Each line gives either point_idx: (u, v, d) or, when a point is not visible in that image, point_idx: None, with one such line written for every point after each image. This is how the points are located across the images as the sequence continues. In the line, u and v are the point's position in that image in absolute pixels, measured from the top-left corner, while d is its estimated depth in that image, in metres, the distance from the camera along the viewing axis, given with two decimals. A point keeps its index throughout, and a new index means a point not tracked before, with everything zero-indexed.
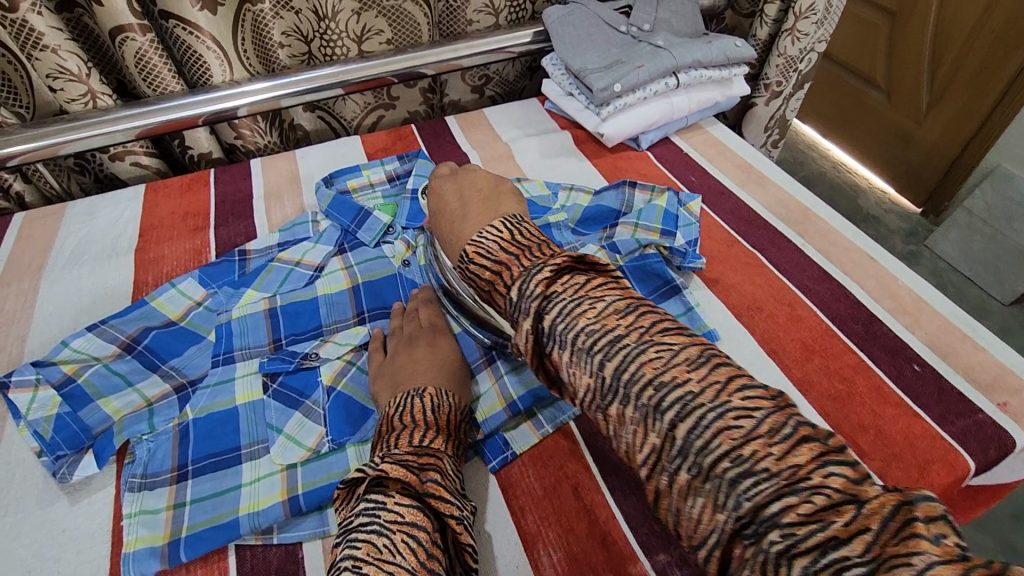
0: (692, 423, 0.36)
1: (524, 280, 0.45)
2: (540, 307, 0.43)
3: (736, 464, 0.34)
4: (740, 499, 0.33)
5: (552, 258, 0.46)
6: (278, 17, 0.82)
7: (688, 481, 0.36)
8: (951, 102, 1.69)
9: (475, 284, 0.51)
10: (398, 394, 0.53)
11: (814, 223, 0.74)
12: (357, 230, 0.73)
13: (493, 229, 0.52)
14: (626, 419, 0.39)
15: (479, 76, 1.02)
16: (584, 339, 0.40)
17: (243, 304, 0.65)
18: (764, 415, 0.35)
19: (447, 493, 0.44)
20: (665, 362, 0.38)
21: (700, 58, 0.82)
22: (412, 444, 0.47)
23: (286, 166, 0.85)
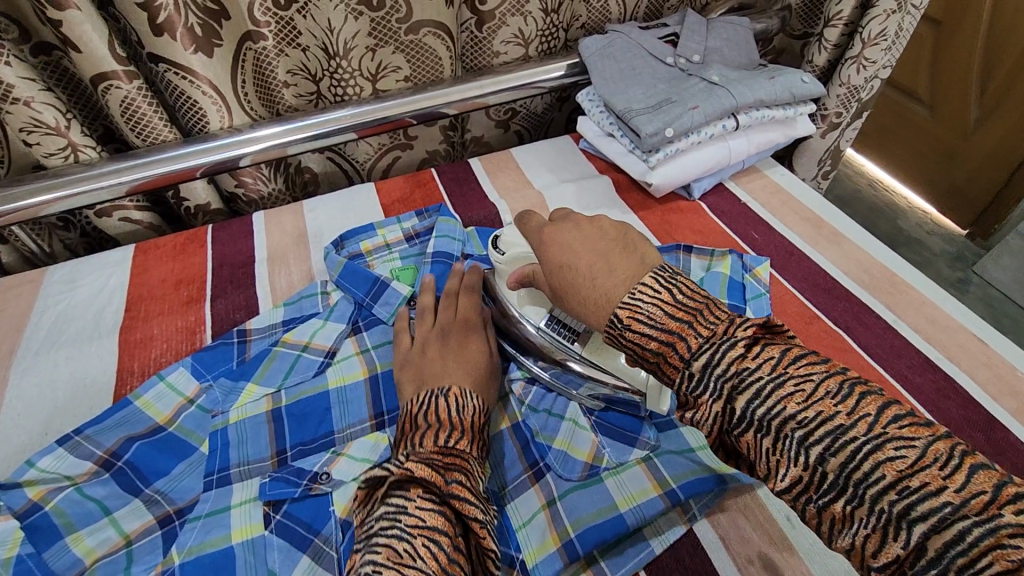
0: (847, 457, 0.33)
1: (712, 356, 0.37)
2: (694, 356, 0.38)
3: (905, 497, 0.31)
4: (911, 535, 0.31)
5: (729, 335, 0.38)
6: (283, 55, 0.72)
7: (844, 512, 0.33)
8: (1003, 118, 1.57)
9: (632, 354, 0.42)
10: (423, 389, 0.50)
11: (905, 293, 0.64)
12: (370, 305, 0.63)
13: (646, 284, 0.42)
14: (774, 455, 0.35)
15: (505, 110, 0.92)
16: (742, 386, 0.36)
17: (241, 403, 0.55)
18: (925, 445, 0.32)
19: (474, 497, 0.42)
20: (809, 395, 0.35)
21: (764, 96, 0.72)
22: (436, 444, 0.44)
23: (292, 221, 0.76)
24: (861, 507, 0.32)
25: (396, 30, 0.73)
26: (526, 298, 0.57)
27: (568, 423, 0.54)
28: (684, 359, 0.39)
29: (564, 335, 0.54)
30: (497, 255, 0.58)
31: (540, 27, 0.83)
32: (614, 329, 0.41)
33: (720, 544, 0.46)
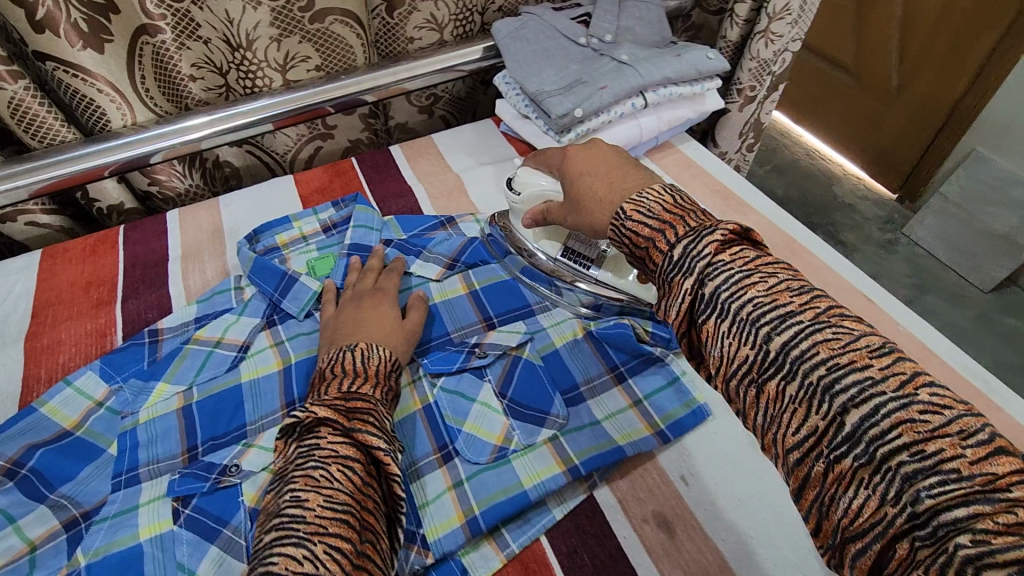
0: (870, 409, 0.29)
1: (693, 242, 0.38)
2: (700, 273, 0.37)
3: (834, 372, 0.31)
4: (833, 405, 0.30)
5: (714, 225, 0.38)
6: (184, 48, 0.70)
7: (852, 471, 0.29)
8: (923, 84, 1.63)
9: (628, 246, 0.43)
10: (332, 349, 0.52)
11: (803, 259, 0.67)
12: (282, 299, 0.63)
13: (654, 190, 0.44)
14: (785, 399, 0.32)
15: (427, 95, 0.92)
16: (753, 309, 0.34)
17: (151, 403, 0.55)
18: (861, 334, 0.32)
19: (379, 431, 0.44)
20: (771, 286, 0.35)
21: (670, 74, 0.74)
22: (341, 390, 0.46)
23: (208, 217, 0.75)
24: (855, 454, 0.30)
25: (300, 19, 0.72)
26: (541, 233, 0.64)
27: (479, 406, 0.55)
28: (669, 244, 0.39)
29: (580, 263, 0.62)
30: (514, 196, 0.64)
31: (453, 12, 0.83)
32: (619, 220, 0.44)
33: (618, 508, 0.49)
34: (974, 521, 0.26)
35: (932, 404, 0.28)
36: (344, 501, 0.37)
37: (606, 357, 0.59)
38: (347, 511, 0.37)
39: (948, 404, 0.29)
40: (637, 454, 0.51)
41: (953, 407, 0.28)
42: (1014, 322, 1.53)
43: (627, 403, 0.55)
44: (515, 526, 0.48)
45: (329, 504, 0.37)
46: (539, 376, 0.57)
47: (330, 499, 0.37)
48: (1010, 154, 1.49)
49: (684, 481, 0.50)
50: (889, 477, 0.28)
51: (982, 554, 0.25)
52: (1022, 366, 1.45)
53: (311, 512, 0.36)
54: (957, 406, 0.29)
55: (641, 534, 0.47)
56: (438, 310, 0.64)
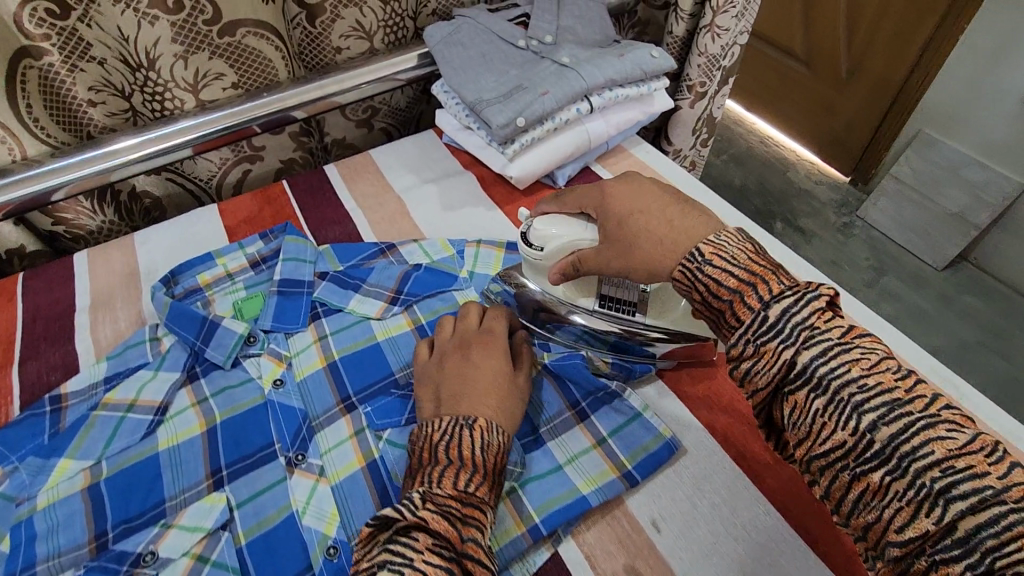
0: (984, 518, 0.30)
1: (793, 302, 0.38)
2: (801, 340, 0.37)
3: (949, 476, 0.32)
4: (945, 512, 0.31)
5: (813, 287, 0.39)
6: (77, 71, 0.62)
7: (955, 572, 0.31)
8: (869, 68, 1.65)
9: (702, 293, 0.43)
10: (442, 416, 0.45)
11: None
12: (205, 348, 0.56)
13: (730, 234, 0.44)
14: (889, 492, 0.33)
15: (363, 108, 0.85)
16: (853, 391, 0.35)
17: (52, 484, 0.48)
18: (972, 434, 0.33)
19: (487, 559, 0.39)
20: (874, 364, 0.36)
21: (614, 75, 0.70)
22: (455, 488, 0.41)
23: (121, 258, 0.67)
24: (957, 546, 0.31)
25: (206, 33, 0.65)
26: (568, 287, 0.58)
27: None
28: (763, 300, 0.39)
29: (623, 310, 0.57)
30: (536, 252, 0.55)
31: (381, 18, 0.77)
32: (693, 262, 0.43)
33: (585, 564, 0.44)
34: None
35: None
36: None
37: (565, 391, 0.54)
38: None
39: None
40: (603, 503, 0.46)
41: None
42: (969, 299, 1.56)
43: (590, 444, 0.50)
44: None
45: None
46: None
47: None
48: (958, 134, 1.52)
49: (656, 527, 0.46)
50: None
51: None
52: (979, 342, 1.48)
53: None
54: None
55: None
56: (381, 349, 0.58)
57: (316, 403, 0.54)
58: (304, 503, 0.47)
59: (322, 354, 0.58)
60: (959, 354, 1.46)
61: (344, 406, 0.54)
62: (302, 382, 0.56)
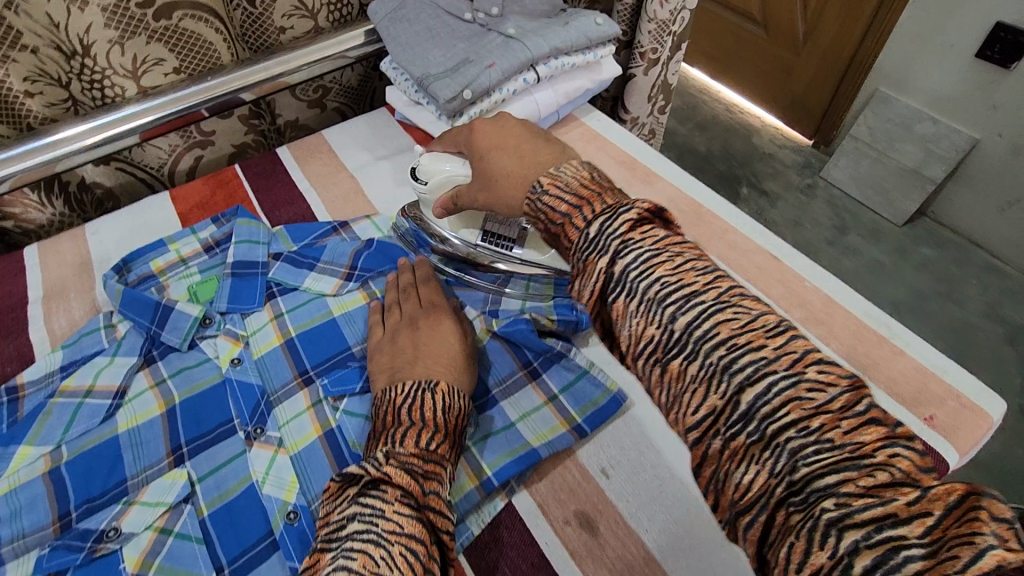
0: (762, 388, 0.32)
1: (608, 219, 0.39)
2: (614, 251, 0.38)
3: (765, 398, 0.32)
4: (794, 467, 0.30)
5: (630, 202, 0.40)
6: (9, 61, 0.61)
7: (745, 447, 0.32)
8: (824, 30, 1.67)
9: (543, 220, 0.44)
10: (402, 381, 0.48)
11: (709, 224, 0.67)
12: (161, 332, 0.57)
13: (570, 167, 0.45)
14: (686, 375, 0.35)
15: (314, 88, 0.85)
16: (658, 289, 0.36)
17: (13, 470, 0.49)
18: (838, 391, 0.31)
19: (450, 510, 0.41)
20: (676, 265, 0.37)
21: (559, 45, 0.71)
22: (418, 447, 0.43)
23: (72, 249, 0.67)
24: (746, 426, 0.32)
25: (141, 17, 0.65)
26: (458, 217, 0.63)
27: None
28: (587, 220, 0.40)
29: (501, 246, 0.61)
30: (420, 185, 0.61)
31: None
32: (535, 194, 0.45)
33: (537, 513, 0.46)
34: (840, 484, 0.29)
35: (817, 381, 0.32)
36: None
37: (519, 353, 0.55)
38: None
39: (832, 381, 0.32)
40: (553, 454, 0.48)
41: (837, 385, 0.31)
42: (927, 253, 1.61)
43: (542, 401, 0.52)
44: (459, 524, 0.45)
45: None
46: None
47: None
48: (911, 91, 1.55)
49: (606, 475, 0.48)
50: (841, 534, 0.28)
51: (842, 518, 0.28)
52: (936, 293, 1.53)
53: None
54: (840, 383, 0.32)
55: (564, 538, 0.45)
56: (338, 324, 0.59)
57: (275, 378, 0.55)
58: (264, 474, 0.49)
59: (279, 332, 0.59)
60: (918, 306, 1.51)
61: (303, 379, 0.55)
62: (260, 359, 0.57)
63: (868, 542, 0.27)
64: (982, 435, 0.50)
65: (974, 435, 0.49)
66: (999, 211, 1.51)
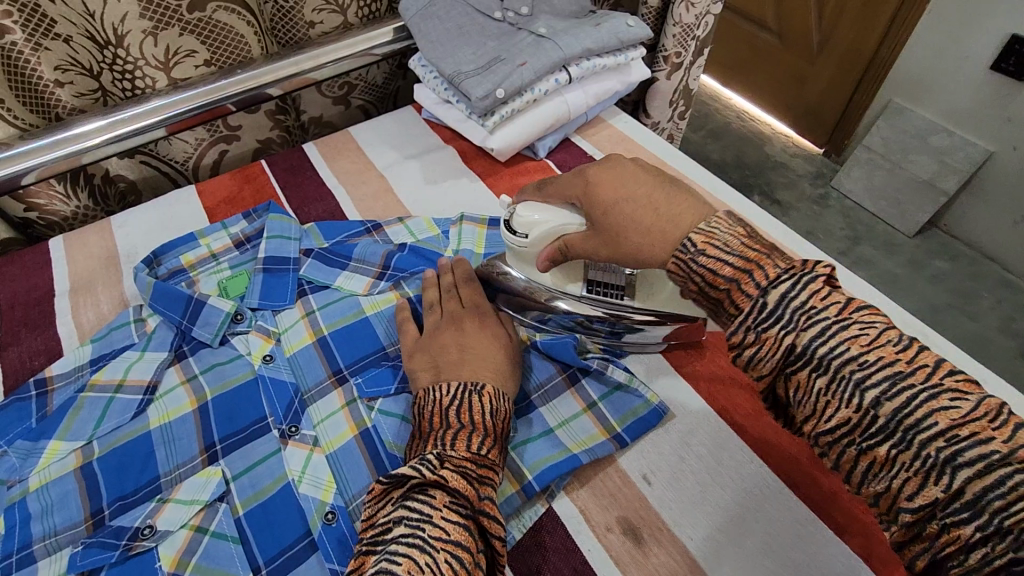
0: (902, 403, 0.33)
1: (792, 286, 0.38)
2: (800, 325, 0.37)
3: (954, 445, 0.32)
4: (952, 478, 0.31)
5: (809, 268, 0.38)
6: (42, 49, 0.60)
7: (891, 456, 0.33)
8: (839, 41, 1.67)
9: (698, 282, 0.42)
10: (447, 381, 0.47)
11: None
12: (192, 327, 0.56)
13: (719, 220, 0.44)
14: (813, 388, 0.36)
15: (339, 84, 0.84)
16: (854, 368, 0.34)
17: (44, 466, 0.48)
18: (977, 399, 0.33)
19: (499, 516, 0.40)
20: (873, 339, 0.35)
21: (591, 45, 0.70)
22: (470, 450, 0.41)
23: (99, 243, 0.66)
24: (903, 450, 0.33)
25: (175, 8, 0.64)
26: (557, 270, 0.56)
27: None
28: (761, 287, 0.39)
29: (613, 295, 0.55)
30: (519, 240, 0.53)
31: None
32: (687, 252, 0.43)
33: (579, 518, 0.45)
34: (1002, 489, 0.30)
35: (956, 391, 0.33)
36: None
37: (556, 359, 0.55)
38: None
39: (967, 391, 0.33)
40: (593, 460, 0.48)
41: (973, 393, 0.33)
42: (939, 263, 1.61)
43: (581, 407, 0.52)
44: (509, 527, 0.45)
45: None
46: None
47: None
48: (926, 102, 1.55)
49: (646, 481, 0.47)
50: (1014, 538, 0.29)
51: None
52: (948, 304, 1.53)
53: None
54: (974, 391, 0.33)
55: (607, 544, 0.44)
56: (370, 323, 0.59)
57: (308, 376, 0.55)
58: (300, 473, 0.48)
59: (311, 330, 0.58)
60: (931, 317, 1.51)
61: (336, 379, 0.54)
62: (292, 357, 0.56)
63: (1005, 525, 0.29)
64: None
65: None
66: (1011, 224, 1.51)
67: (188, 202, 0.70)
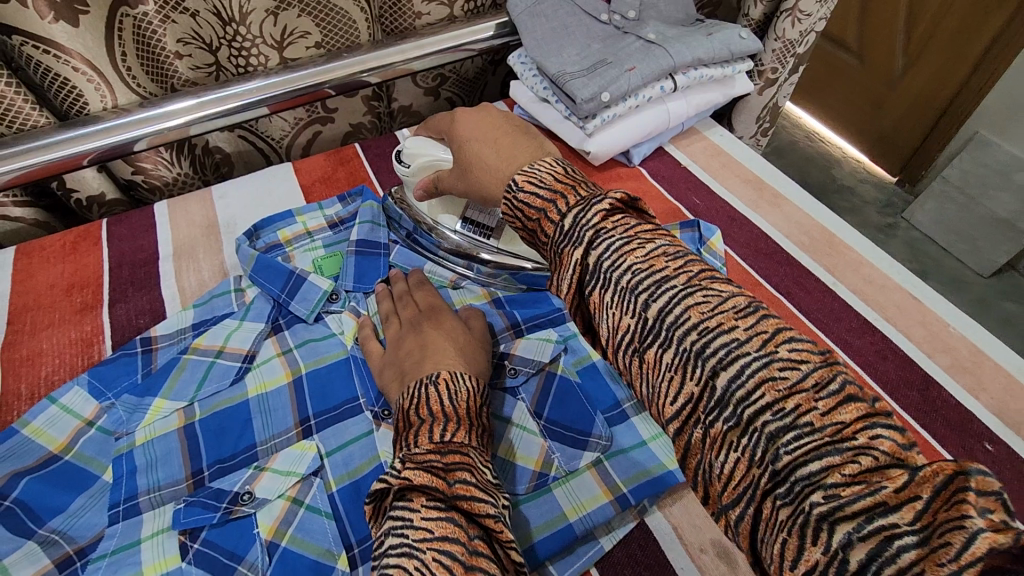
0: (737, 372, 0.29)
1: (584, 210, 0.37)
2: (588, 241, 0.36)
3: (780, 422, 0.27)
4: (710, 378, 0.30)
5: (603, 193, 0.38)
6: (169, 22, 0.63)
7: (722, 434, 0.29)
8: (926, 66, 1.61)
9: (520, 220, 0.41)
10: (409, 382, 0.47)
11: (842, 254, 0.64)
12: (289, 301, 0.58)
13: (546, 163, 0.43)
14: (663, 366, 0.32)
15: (434, 76, 0.85)
16: (630, 277, 0.33)
17: (149, 422, 0.50)
18: (811, 369, 0.28)
19: (483, 493, 0.36)
20: (648, 251, 0.34)
21: (701, 55, 0.69)
22: (433, 441, 0.40)
23: (201, 211, 0.68)
24: (736, 432, 0.28)
25: None
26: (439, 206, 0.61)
27: (514, 427, 0.50)
28: (562, 215, 0.38)
29: (478, 232, 0.59)
30: (404, 168, 0.58)
31: None
32: (511, 193, 0.41)
33: (673, 536, 0.45)
34: (823, 474, 0.26)
35: (790, 360, 0.28)
36: None
37: None
38: None
39: (804, 359, 0.28)
40: (689, 479, 0.47)
41: (811, 361, 0.28)
42: (1011, 307, 1.54)
43: None
44: (561, 558, 0.44)
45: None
46: (578, 397, 0.52)
47: None
48: (1013, 137, 1.46)
49: None
50: (771, 454, 0.27)
51: (832, 510, 0.25)
52: None
53: None
54: (813, 359, 0.29)
55: (701, 566, 0.43)
56: None
57: None
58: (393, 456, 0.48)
59: None
60: None
61: None
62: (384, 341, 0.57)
63: (861, 534, 0.24)
64: None
65: None
66: None
67: (286, 179, 0.72)
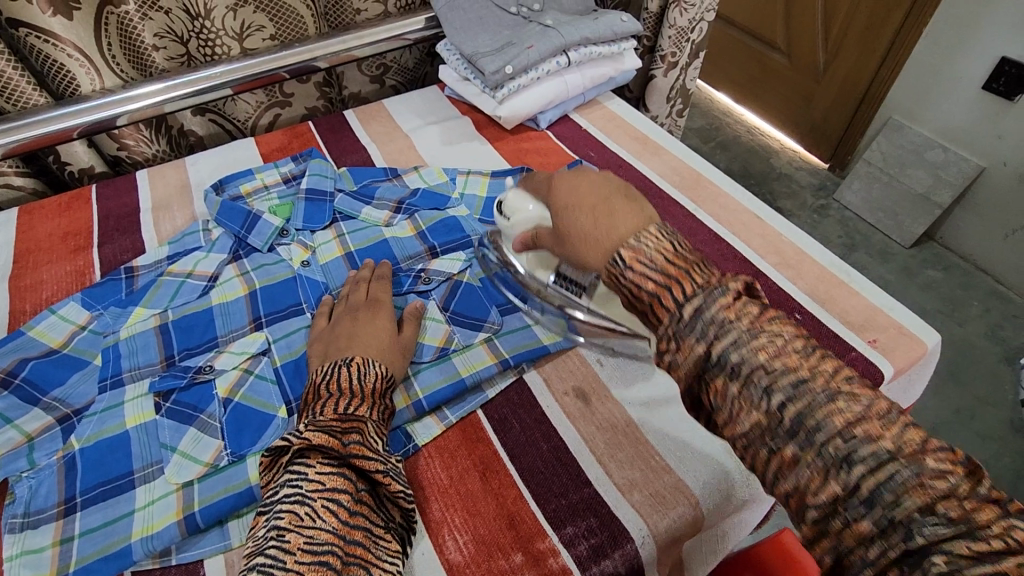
0: (880, 469, 0.33)
1: (705, 302, 0.40)
2: (713, 335, 0.39)
3: (868, 458, 0.34)
4: (852, 475, 0.33)
5: (724, 284, 0.41)
6: (147, 18, 0.77)
7: (838, 500, 0.34)
8: (844, 59, 1.78)
9: (626, 294, 0.44)
10: (327, 361, 0.52)
11: (705, 188, 0.78)
12: (247, 235, 0.70)
13: (651, 233, 0.44)
14: (801, 463, 0.35)
15: (377, 65, 0.99)
16: (769, 375, 0.37)
17: (131, 323, 0.62)
18: (958, 481, 0.32)
19: (373, 453, 0.45)
20: (858, 414, 0.35)
21: (588, 35, 0.84)
22: (337, 412, 0.46)
23: (176, 176, 0.81)
24: (809, 451, 0.35)
25: None
26: (536, 260, 0.61)
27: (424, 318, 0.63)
28: (677, 302, 0.41)
29: (572, 290, 0.59)
30: (505, 222, 0.62)
31: None
32: (616, 267, 0.44)
33: (543, 385, 0.57)
34: (952, 545, 0.30)
35: (903, 441, 0.34)
36: (326, 538, 0.39)
37: None
38: (329, 551, 0.39)
39: (953, 470, 0.33)
40: (558, 347, 0.60)
41: (921, 441, 0.34)
42: (932, 273, 1.68)
43: None
44: (453, 403, 0.56)
45: (310, 544, 0.38)
46: (478, 295, 0.65)
47: (310, 540, 0.39)
48: (925, 120, 1.63)
49: (600, 363, 0.59)
50: (905, 530, 0.31)
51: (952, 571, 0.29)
52: (938, 311, 1.59)
53: (291, 557, 0.38)
54: (958, 471, 0.33)
55: (562, 403, 0.56)
56: (388, 244, 0.72)
57: (336, 278, 0.68)
58: None
59: (341, 246, 0.72)
60: None
61: None
62: (325, 265, 0.70)
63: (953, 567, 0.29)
64: (916, 356, 0.59)
65: (909, 356, 0.59)
66: (1003, 237, 1.58)
67: (248, 149, 0.86)
